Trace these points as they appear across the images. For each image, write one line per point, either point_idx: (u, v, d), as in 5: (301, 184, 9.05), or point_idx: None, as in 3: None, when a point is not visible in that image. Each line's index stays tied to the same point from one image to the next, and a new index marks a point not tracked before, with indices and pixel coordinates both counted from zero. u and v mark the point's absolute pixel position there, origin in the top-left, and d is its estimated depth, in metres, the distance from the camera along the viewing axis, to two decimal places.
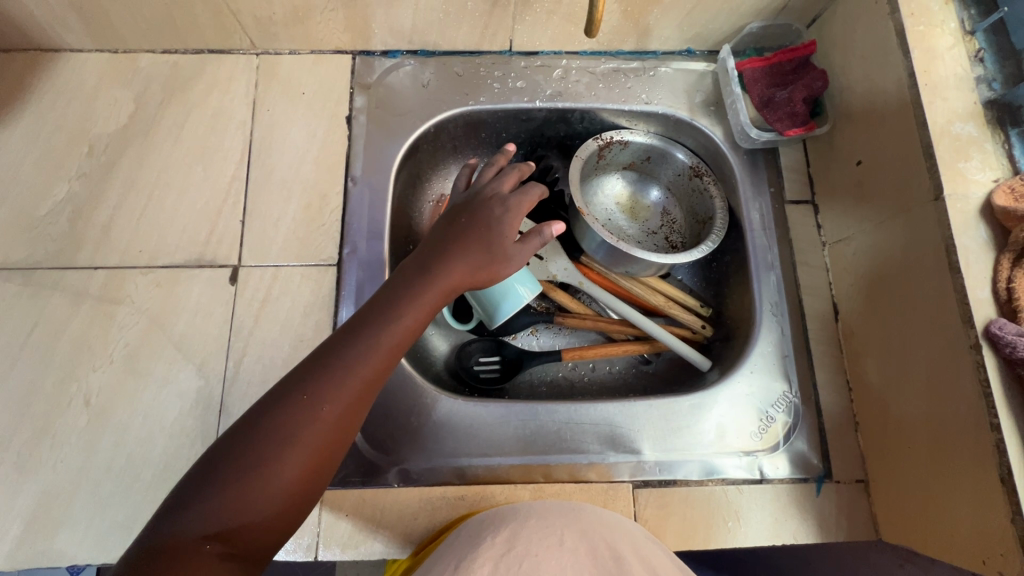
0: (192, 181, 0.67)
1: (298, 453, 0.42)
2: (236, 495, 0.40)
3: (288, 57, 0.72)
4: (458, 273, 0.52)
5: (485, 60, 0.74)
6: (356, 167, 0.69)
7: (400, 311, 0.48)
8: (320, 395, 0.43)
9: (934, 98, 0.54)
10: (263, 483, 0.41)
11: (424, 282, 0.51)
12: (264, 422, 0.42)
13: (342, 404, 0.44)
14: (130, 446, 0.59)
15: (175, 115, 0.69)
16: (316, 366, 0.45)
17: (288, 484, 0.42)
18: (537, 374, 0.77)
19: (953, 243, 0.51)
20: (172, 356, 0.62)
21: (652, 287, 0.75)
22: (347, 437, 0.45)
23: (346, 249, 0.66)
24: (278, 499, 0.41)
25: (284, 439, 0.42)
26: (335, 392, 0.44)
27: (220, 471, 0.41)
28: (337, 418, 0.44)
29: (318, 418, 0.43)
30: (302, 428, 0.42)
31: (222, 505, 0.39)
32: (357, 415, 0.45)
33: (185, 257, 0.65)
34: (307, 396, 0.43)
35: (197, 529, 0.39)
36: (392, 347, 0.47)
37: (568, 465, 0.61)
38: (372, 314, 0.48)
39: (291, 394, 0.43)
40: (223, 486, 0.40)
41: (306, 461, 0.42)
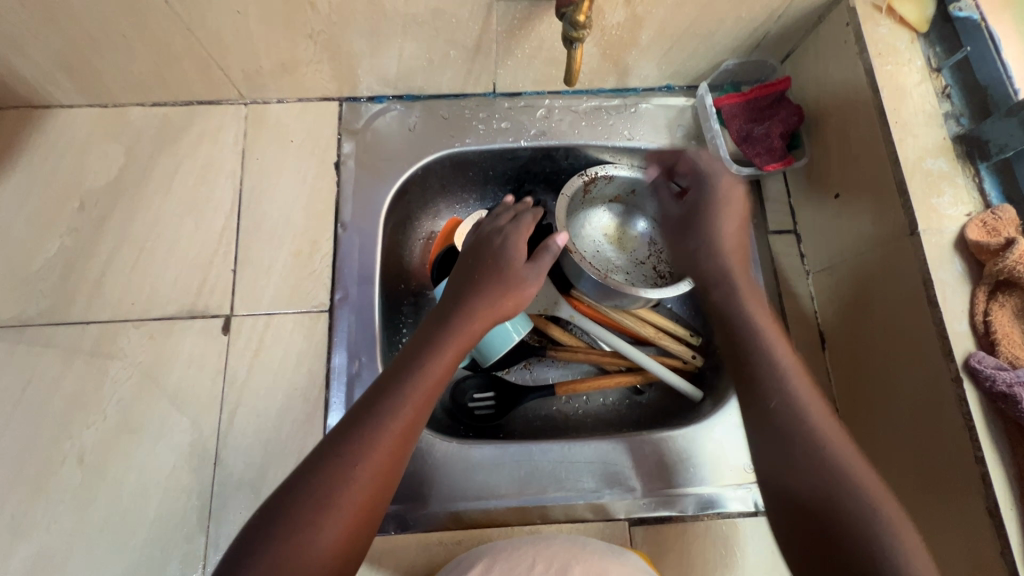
0: (183, 232, 0.68)
1: (339, 514, 0.44)
2: (284, 556, 0.42)
3: (276, 106, 0.73)
4: (481, 316, 0.58)
5: (470, 102, 0.75)
6: (346, 212, 0.70)
7: (427, 365, 0.53)
8: (357, 452, 0.46)
9: (904, 136, 0.56)
10: (309, 544, 0.43)
11: (451, 329, 0.56)
12: (306, 484, 0.45)
13: (380, 457, 0.47)
14: (125, 503, 0.58)
15: (166, 166, 0.70)
16: (358, 418, 0.49)
17: (331, 543, 0.44)
18: (532, 409, 0.77)
19: (930, 277, 0.52)
20: (166, 410, 0.62)
21: (642, 318, 0.76)
22: (386, 490, 0.48)
23: (337, 295, 0.67)
24: (325, 557, 0.43)
25: (330, 491, 0.45)
26: (370, 446, 0.47)
27: (264, 537, 0.43)
28: (375, 469, 0.47)
29: (355, 474, 0.46)
30: (341, 484, 0.45)
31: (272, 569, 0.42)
32: (397, 463, 0.48)
33: (177, 308, 0.65)
34: (344, 455, 0.46)
35: None
36: (421, 397, 0.51)
37: (563, 505, 0.62)
38: (403, 367, 0.52)
39: (330, 455, 0.47)
40: (275, 544, 0.42)
41: (345, 521, 0.44)
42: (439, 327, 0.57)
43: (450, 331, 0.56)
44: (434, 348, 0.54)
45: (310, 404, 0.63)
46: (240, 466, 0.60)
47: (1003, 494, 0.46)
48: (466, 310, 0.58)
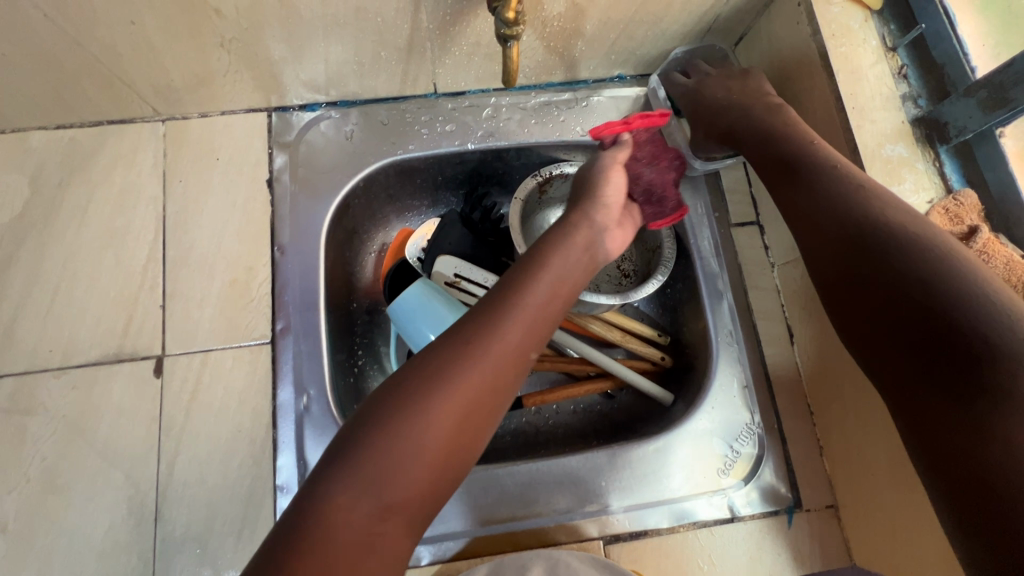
0: (103, 268, 0.62)
1: (444, 411, 0.43)
2: (385, 455, 0.41)
3: (198, 121, 0.67)
4: (584, 232, 0.55)
5: (410, 105, 0.70)
6: (283, 234, 0.65)
7: (535, 276, 0.51)
8: (468, 349, 0.45)
9: (862, 122, 0.54)
10: (411, 444, 0.41)
11: (526, 276, 0.50)
12: (412, 379, 0.44)
13: (494, 360, 0.46)
14: (58, 571, 0.54)
15: (80, 194, 0.64)
16: (478, 321, 0.47)
17: (436, 441, 0.42)
18: (500, 424, 0.73)
19: None
20: (96, 465, 0.56)
21: (608, 323, 0.72)
22: (496, 399, 0.46)
23: (279, 325, 0.62)
24: (431, 459, 0.42)
25: (432, 388, 0.43)
26: (444, 401, 0.43)
27: (362, 446, 0.41)
28: (448, 430, 0.43)
29: (468, 367, 0.45)
30: (416, 437, 0.42)
31: (371, 472, 0.40)
32: (476, 426, 0.44)
33: (101, 353, 0.60)
34: (455, 354, 0.45)
35: (341, 492, 0.39)
36: (536, 315, 0.49)
37: (534, 529, 0.59)
38: (481, 320, 0.47)
39: (435, 354, 0.45)
40: (376, 442, 0.41)
41: (453, 419, 0.43)
42: (524, 276, 0.51)
43: (525, 284, 0.50)
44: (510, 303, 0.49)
45: (256, 446, 0.58)
46: (184, 519, 0.56)
47: None
48: (548, 260, 0.52)
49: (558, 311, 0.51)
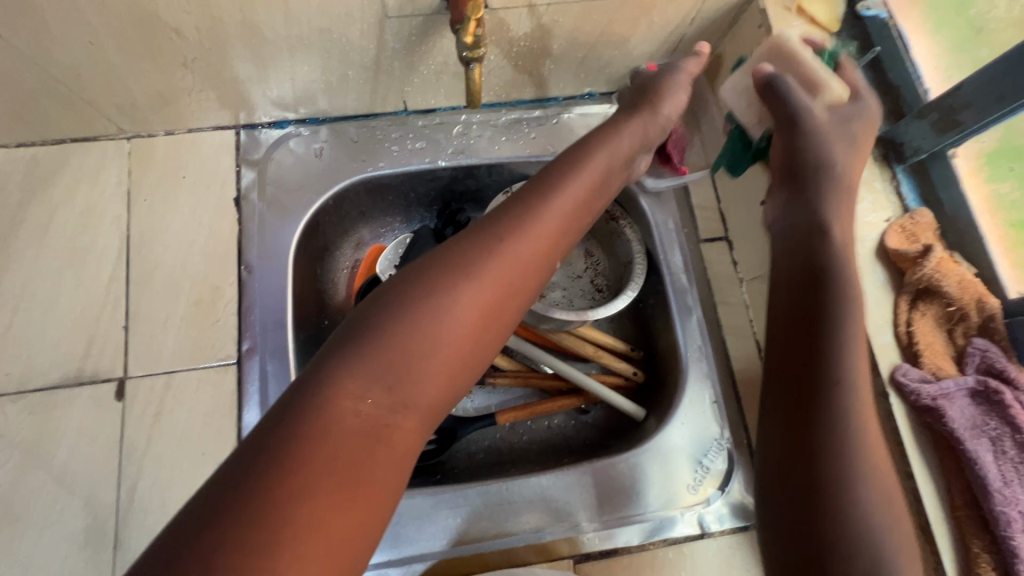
0: (63, 289, 0.61)
1: (462, 299, 0.40)
2: (399, 337, 0.38)
3: (164, 138, 0.66)
4: (611, 147, 0.53)
5: (381, 122, 0.70)
6: (250, 252, 0.64)
7: (563, 182, 0.48)
8: (476, 251, 0.42)
9: None
10: (423, 334, 0.38)
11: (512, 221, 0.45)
12: (421, 274, 0.41)
13: (517, 257, 0.43)
14: None
15: (40, 213, 0.63)
16: (502, 218, 0.45)
17: (453, 335, 0.39)
18: (474, 440, 0.73)
19: None
20: (54, 492, 0.55)
21: (581, 337, 0.72)
22: (510, 299, 0.43)
23: (245, 345, 0.61)
24: (441, 344, 0.39)
25: (450, 278, 0.41)
26: (426, 349, 0.38)
27: (371, 334, 0.38)
28: (419, 383, 0.37)
29: (493, 254, 0.42)
30: (402, 393, 0.37)
31: (377, 366, 0.37)
32: (452, 382, 0.39)
33: (60, 376, 0.58)
34: (473, 252, 0.42)
35: (346, 385, 0.36)
36: (561, 217, 0.47)
37: (504, 550, 0.59)
38: (467, 264, 0.42)
39: (452, 250, 0.43)
40: (381, 331, 0.38)
41: (472, 314, 0.40)
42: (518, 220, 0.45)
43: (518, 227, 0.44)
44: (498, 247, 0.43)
45: (220, 470, 0.57)
46: (144, 547, 0.54)
47: (934, 512, 0.45)
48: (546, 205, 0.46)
49: (574, 234, 0.49)
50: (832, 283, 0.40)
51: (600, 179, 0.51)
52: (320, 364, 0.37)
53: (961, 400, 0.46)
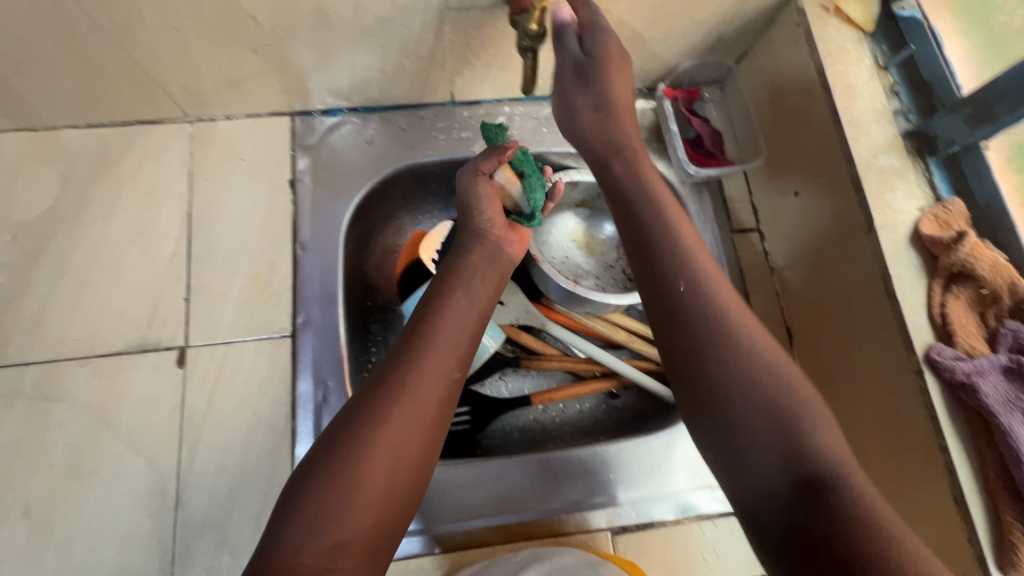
0: (128, 262, 0.64)
1: (391, 441, 0.45)
2: (334, 490, 0.42)
3: (224, 123, 0.70)
4: (474, 253, 0.61)
5: (429, 112, 0.73)
6: (304, 231, 0.67)
7: (440, 310, 0.54)
8: (399, 399, 0.47)
9: (857, 133, 0.57)
10: (366, 468, 0.43)
11: (686, 283, 0.52)
12: (360, 414, 0.46)
13: (435, 387, 0.49)
14: (78, 555, 0.55)
15: (108, 191, 0.66)
16: (390, 361, 0.50)
17: (388, 456, 0.45)
18: (509, 422, 0.76)
19: (889, 272, 0.53)
20: (119, 452, 0.58)
21: (614, 323, 0.76)
22: (437, 435, 0.48)
23: (299, 319, 0.64)
24: (380, 504, 0.44)
25: (379, 416, 0.46)
26: (410, 374, 0.48)
27: (316, 479, 0.43)
28: (414, 402, 0.47)
29: (414, 406, 0.47)
30: (345, 499, 0.42)
31: (326, 498, 0.42)
32: (443, 394, 0.49)
33: (125, 343, 0.61)
34: (383, 381, 0.48)
35: (302, 538, 0.41)
36: (449, 335, 0.53)
37: (544, 520, 0.61)
38: (427, 310, 0.54)
39: (375, 388, 0.48)
40: (327, 479, 0.43)
41: (408, 446, 0.46)
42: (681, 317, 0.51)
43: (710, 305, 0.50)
44: (709, 322, 0.50)
45: (275, 435, 0.60)
46: (203, 507, 0.57)
47: (967, 480, 0.48)
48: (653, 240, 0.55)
49: (470, 344, 0.54)
50: (694, 316, 0.50)
51: (472, 249, 0.61)
52: (276, 531, 0.41)
53: (994, 376, 0.48)
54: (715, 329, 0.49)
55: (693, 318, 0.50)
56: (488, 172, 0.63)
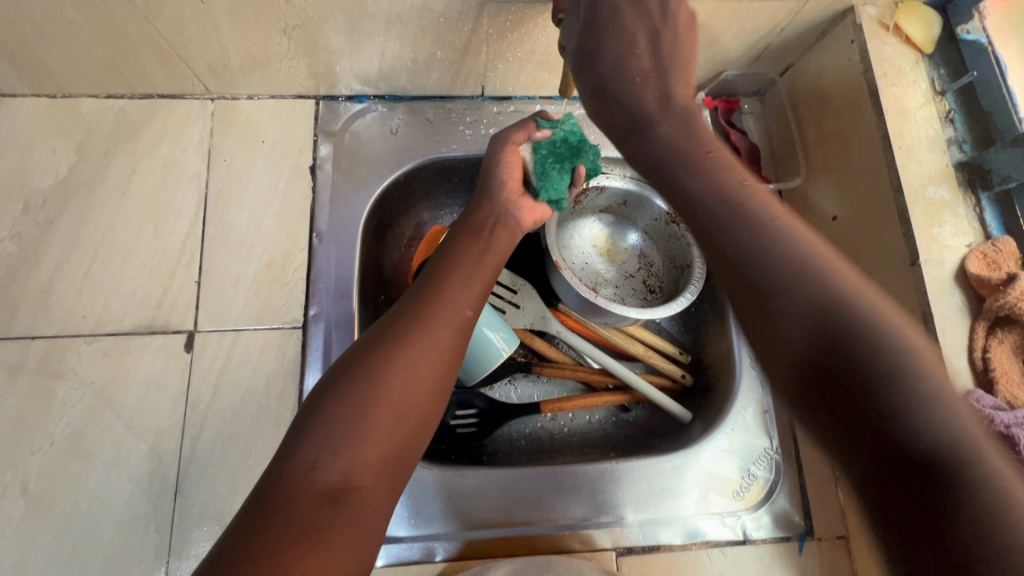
0: (141, 240, 0.62)
1: (409, 369, 0.44)
2: (350, 409, 0.41)
3: (246, 102, 0.68)
4: (491, 208, 0.60)
5: (457, 105, 0.71)
6: (322, 220, 0.65)
7: (455, 260, 0.55)
8: (416, 334, 0.46)
9: (909, 161, 0.54)
10: (384, 390, 0.42)
11: (777, 220, 0.40)
12: (375, 344, 0.45)
13: (451, 324, 0.49)
14: (75, 537, 0.54)
15: (124, 165, 0.64)
16: (407, 298, 0.50)
17: (407, 381, 0.44)
18: (516, 427, 0.75)
19: (931, 310, 0.50)
20: (120, 435, 0.57)
21: (633, 337, 0.73)
22: (451, 371, 0.47)
23: (312, 310, 0.62)
24: (394, 433, 0.42)
25: (396, 344, 0.45)
26: (427, 307, 0.49)
27: (332, 399, 0.42)
28: (431, 333, 0.47)
29: (431, 337, 0.47)
30: (361, 420, 0.41)
31: (343, 416, 0.41)
32: (457, 331, 0.49)
33: (134, 323, 0.60)
34: (400, 317, 0.48)
35: (315, 457, 0.39)
36: (465, 279, 0.53)
37: (550, 535, 0.60)
38: (445, 256, 0.55)
39: (392, 320, 0.47)
40: (344, 400, 0.41)
41: (427, 375, 0.45)
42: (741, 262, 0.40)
43: (804, 272, 0.38)
44: (782, 287, 0.38)
45: (280, 429, 0.58)
46: (203, 497, 0.56)
47: None
48: (697, 195, 0.44)
49: (482, 293, 0.54)
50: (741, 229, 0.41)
51: (488, 206, 0.60)
52: (289, 447, 0.40)
53: None
54: (812, 289, 0.37)
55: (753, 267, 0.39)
56: (517, 142, 0.61)
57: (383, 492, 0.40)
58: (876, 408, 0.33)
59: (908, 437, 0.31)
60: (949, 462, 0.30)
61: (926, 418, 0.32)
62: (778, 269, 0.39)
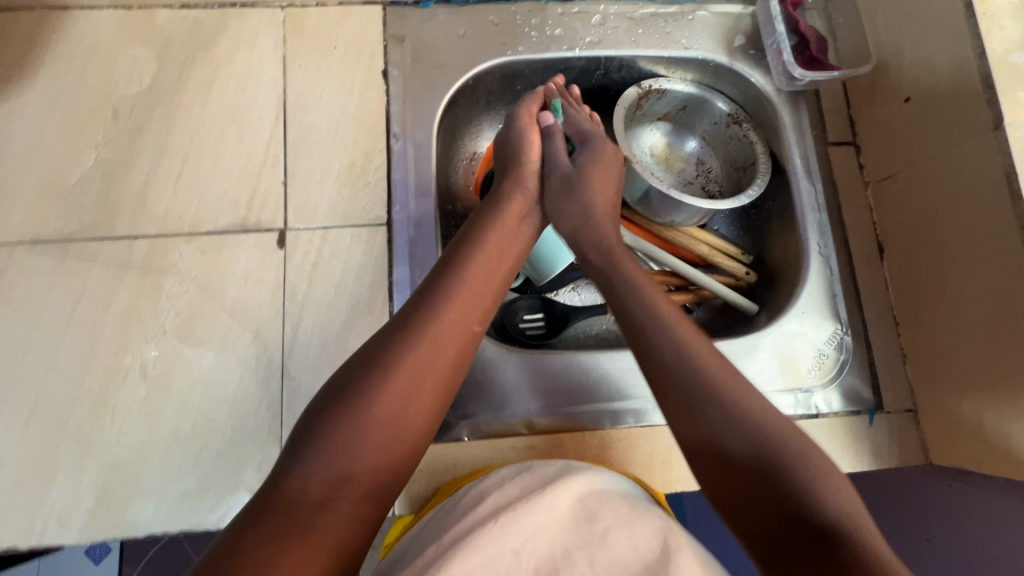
0: (227, 144, 0.64)
1: (407, 388, 0.47)
2: (350, 427, 0.45)
3: (315, 10, 0.69)
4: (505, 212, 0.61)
5: (521, 7, 0.71)
6: (397, 123, 0.67)
7: (463, 264, 0.55)
8: (416, 350, 0.49)
9: (991, 28, 0.54)
10: (378, 408, 0.46)
11: (664, 336, 0.51)
12: (380, 359, 0.48)
13: (452, 342, 0.51)
14: (194, 415, 0.58)
15: (202, 72, 0.66)
16: (415, 306, 0.52)
17: (403, 400, 0.47)
18: (582, 329, 0.77)
19: (1015, 170, 0.51)
20: (226, 324, 0.60)
21: (695, 237, 0.74)
22: (450, 383, 0.50)
23: (394, 208, 0.64)
24: (387, 442, 0.46)
25: (395, 362, 0.48)
26: (432, 324, 0.51)
27: (335, 415, 0.45)
28: (433, 349, 0.50)
29: (428, 355, 0.49)
30: (354, 436, 0.44)
31: (343, 434, 0.44)
32: (461, 348, 0.51)
33: (228, 222, 0.63)
34: (407, 331, 0.50)
35: (317, 471, 0.43)
36: (472, 290, 0.54)
37: (633, 411, 0.63)
38: (452, 263, 0.56)
39: (396, 335, 0.50)
40: (346, 416, 0.45)
41: (424, 390, 0.48)
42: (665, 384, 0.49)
43: (728, 406, 0.46)
44: (694, 389, 0.47)
45: (373, 318, 0.62)
46: (308, 379, 0.59)
47: None
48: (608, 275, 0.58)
49: (485, 303, 0.55)
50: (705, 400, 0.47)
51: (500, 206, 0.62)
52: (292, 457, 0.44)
53: None
54: (739, 425, 0.45)
55: (666, 364, 0.50)
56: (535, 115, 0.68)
57: (368, 502, 0.44)
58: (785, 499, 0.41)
59: (806, 507, 0.41)
60: (836, 534, 0.39)
61: (811, 485, 0.42)
62: (715, 406, 0.46)
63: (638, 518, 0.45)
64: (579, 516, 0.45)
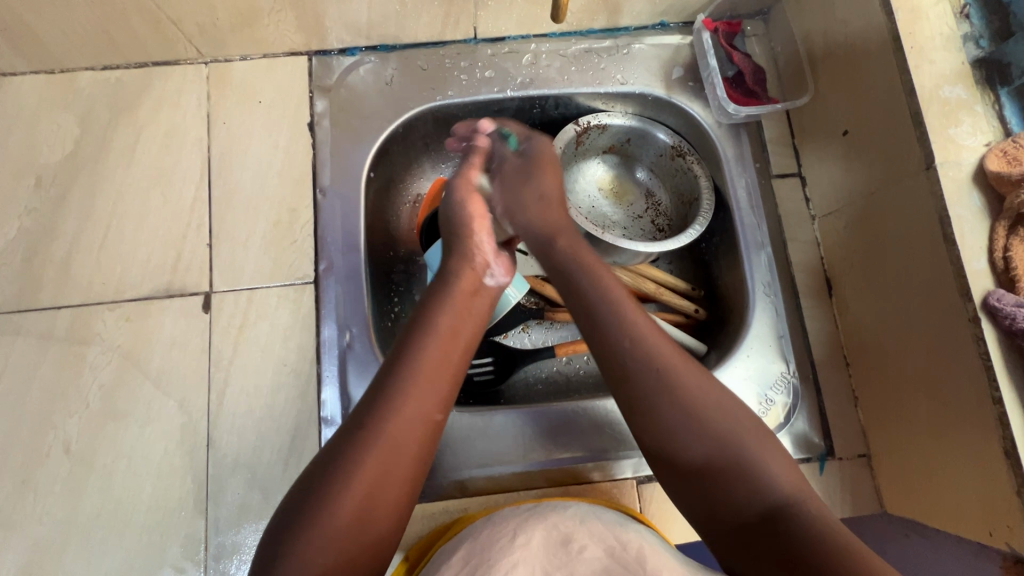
0: (151, 208, 0.64)
1: (365, 487, 0.43)
2: (308, 537, 0.41)
3: (239, 64, 0.68)
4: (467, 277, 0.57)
5: (450, 51, 0.70)
6: (325, 177, 0.65)
7: (423, 343, 0.50)
8: (372, 442, 0.44)
9: (920, 62, 0.52)
10: (334, 514, 0.42)
11: (650, 362, 0.48)
12: (337, 462, 0.44)
13: (415, 428, 0.46)
14: (118, 490, 0.57)
15: (126, 134, 0.65)
16: (377, 394, 0.47)
17: (361, 501, 0.43)
18: (532, 372, 0.75)
19: (947, 213, 0.49)
20: (151, 393, 0.59)
21: (641, 274, 0.71)
22: (418, 470, 0.46)
23: (322, 265, 0.63)
24: (349, 542, 0.42)
25: (352, 464, 0.44)
26: (388, 418, 0.46)
27: (292, 526, 0.42)
28: (393, 443, 0.45)
29: (386, 446, 0.45)
30: (313, 548, 0.41)
31: (302, 547, 0.41)
32: (423, 437, 0.46)
33: (152, 288, 0.62)
34: (365, 426, 0.45)
35: None
36: (432, 372, 0.49)
37: (569, 467, 0.61)
38: (412, 337, 0.51)
39: (354, 431, 0.45)
40: (302, 530, 0.41)
41: (388, 484, 0.44)
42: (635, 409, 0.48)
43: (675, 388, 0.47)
44: (648, 386, 0.47)
45: (301, 381, 0.60)
46: (234, 448, 0.58)
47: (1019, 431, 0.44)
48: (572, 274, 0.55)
49: (450, 378, 0.50)
50: (662, 381, 0.47)
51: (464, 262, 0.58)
52: None
53: None
54: (698, 425, 0.46)
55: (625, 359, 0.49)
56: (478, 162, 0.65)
57: None
58: (749, 495, 0.43)
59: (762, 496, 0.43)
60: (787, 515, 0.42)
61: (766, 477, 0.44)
62: (678, 410, 0.46)
63: (613, 535, 0.45)
64: (556, 541, 0.44)
